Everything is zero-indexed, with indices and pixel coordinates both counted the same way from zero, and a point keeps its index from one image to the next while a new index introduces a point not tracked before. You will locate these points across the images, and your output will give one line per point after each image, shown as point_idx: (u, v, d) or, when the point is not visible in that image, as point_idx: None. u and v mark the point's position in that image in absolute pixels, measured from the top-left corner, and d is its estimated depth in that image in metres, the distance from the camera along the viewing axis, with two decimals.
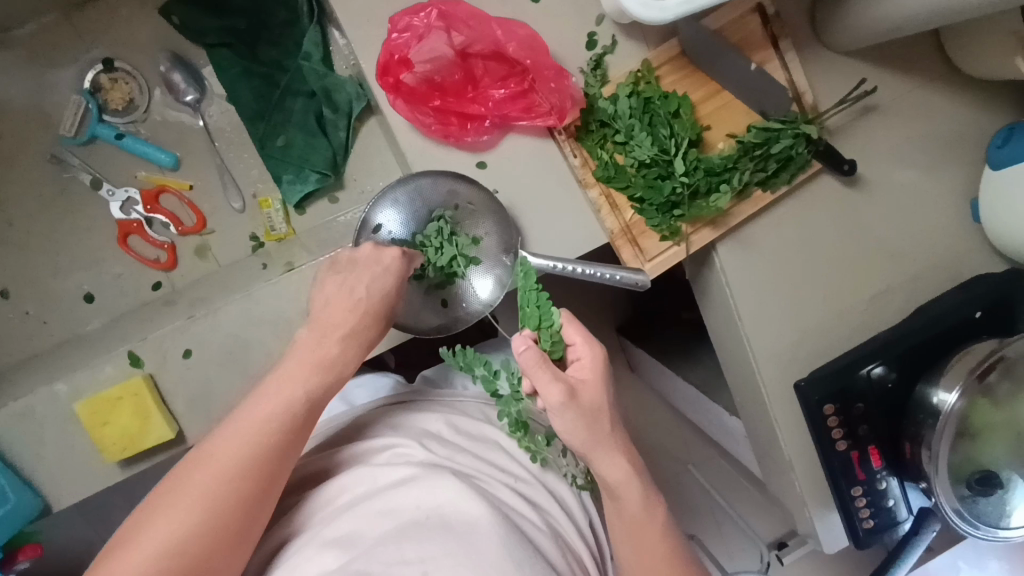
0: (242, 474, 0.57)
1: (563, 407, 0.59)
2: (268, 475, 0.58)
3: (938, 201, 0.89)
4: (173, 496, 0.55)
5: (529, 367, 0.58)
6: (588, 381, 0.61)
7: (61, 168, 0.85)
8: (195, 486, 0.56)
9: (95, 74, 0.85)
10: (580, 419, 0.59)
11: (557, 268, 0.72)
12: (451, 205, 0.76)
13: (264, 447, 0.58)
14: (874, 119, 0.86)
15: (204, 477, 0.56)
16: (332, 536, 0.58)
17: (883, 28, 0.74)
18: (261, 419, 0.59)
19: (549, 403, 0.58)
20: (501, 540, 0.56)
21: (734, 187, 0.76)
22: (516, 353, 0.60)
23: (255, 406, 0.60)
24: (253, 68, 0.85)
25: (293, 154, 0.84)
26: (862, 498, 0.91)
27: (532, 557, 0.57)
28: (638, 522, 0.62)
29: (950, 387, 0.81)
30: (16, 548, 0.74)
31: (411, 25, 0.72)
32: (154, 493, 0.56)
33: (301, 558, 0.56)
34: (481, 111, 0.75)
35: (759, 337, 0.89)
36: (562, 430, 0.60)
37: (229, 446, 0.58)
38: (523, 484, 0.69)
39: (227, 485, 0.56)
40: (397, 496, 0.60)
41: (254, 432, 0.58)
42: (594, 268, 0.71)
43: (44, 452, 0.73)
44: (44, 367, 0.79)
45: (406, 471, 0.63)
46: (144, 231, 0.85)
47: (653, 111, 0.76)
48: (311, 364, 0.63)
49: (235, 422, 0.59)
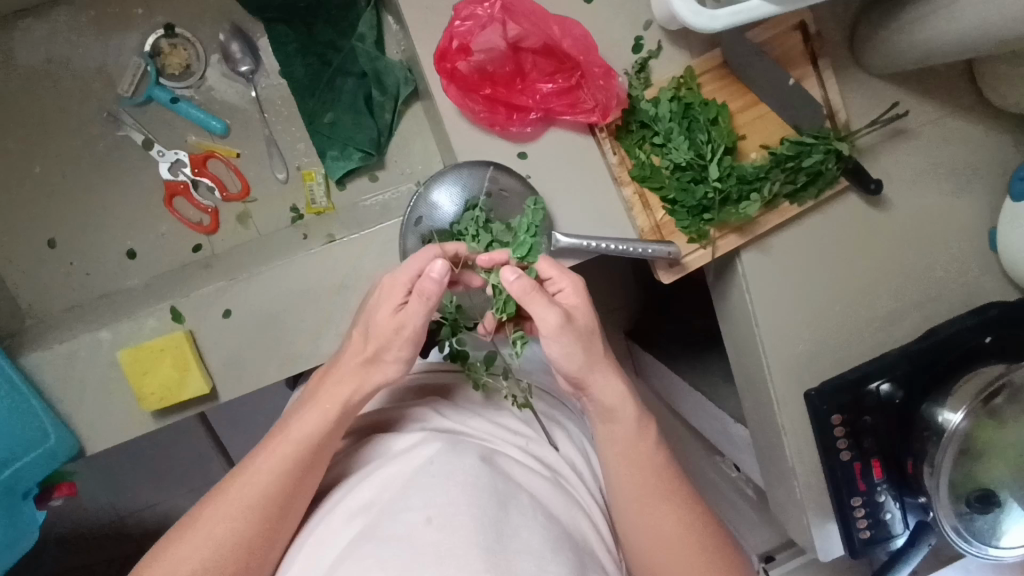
0: (262, 504, 0.61)
1: (559, 331, 0.64)
2: (288, 506, 0.62)
3: (959, 227, 0.92)
4: (214, 509, 0.61)
5: (522, 294, 0.64)
6: (577, 306, 0.66)
7: (116, 126, 0.89)
8: (228, 504, 0.61)
9: (156, 38, 0.88)
10: (575, 341, 0.64)
11: (588, 247, 0.77)
12: (483, 193, 0.77)
13: (285, 478, 0.62)
14: (903, 142, 0.89)
15: (236, 497, 0.62)
16: (354, 503, 0.61)
17: (921, 54, 0.76)
18: (282, 447, 0.63)
19: (546, 328, 0.64)
20: (503, 503, 0.58)
21: (764, 197, 0.79)
22: (508, 285, 0.64)
23: (278, 441, 0.64)
24: (308, 46, 0.88)
25: (339, 132, 0.87)
26: (860, 509, 0.94)
27: (537, 519, 0.59)
28: (631, 448, 0.66)
29: (956, 407, 0.84)
30: (52, 485, 0.79)
31: (474, 15, 0.75)
32: (203, 499, 0.63)
33: (332, 522, 0.60)
34: (529, 103, 0.78)
35: (774, 344, 0.92)
36: (559, 355, 0.65)
37: (255, 475, 0.62)
38: (536, 444, 0.70)
39: (253, 498, 0.61)
40: (410, 457, 0.63)
41: (275, 464, 0.63)
42: (624, 245, 0.77)
43: (83, 396, 0.76)
44: (86, 316, 0.83)
45: (419, 438, 0.66)
46: (190, 194, 0.88)
47: (693, 117, 0.79)
48: (325, 409, 0.65)
49: (263, 450, 0.64)
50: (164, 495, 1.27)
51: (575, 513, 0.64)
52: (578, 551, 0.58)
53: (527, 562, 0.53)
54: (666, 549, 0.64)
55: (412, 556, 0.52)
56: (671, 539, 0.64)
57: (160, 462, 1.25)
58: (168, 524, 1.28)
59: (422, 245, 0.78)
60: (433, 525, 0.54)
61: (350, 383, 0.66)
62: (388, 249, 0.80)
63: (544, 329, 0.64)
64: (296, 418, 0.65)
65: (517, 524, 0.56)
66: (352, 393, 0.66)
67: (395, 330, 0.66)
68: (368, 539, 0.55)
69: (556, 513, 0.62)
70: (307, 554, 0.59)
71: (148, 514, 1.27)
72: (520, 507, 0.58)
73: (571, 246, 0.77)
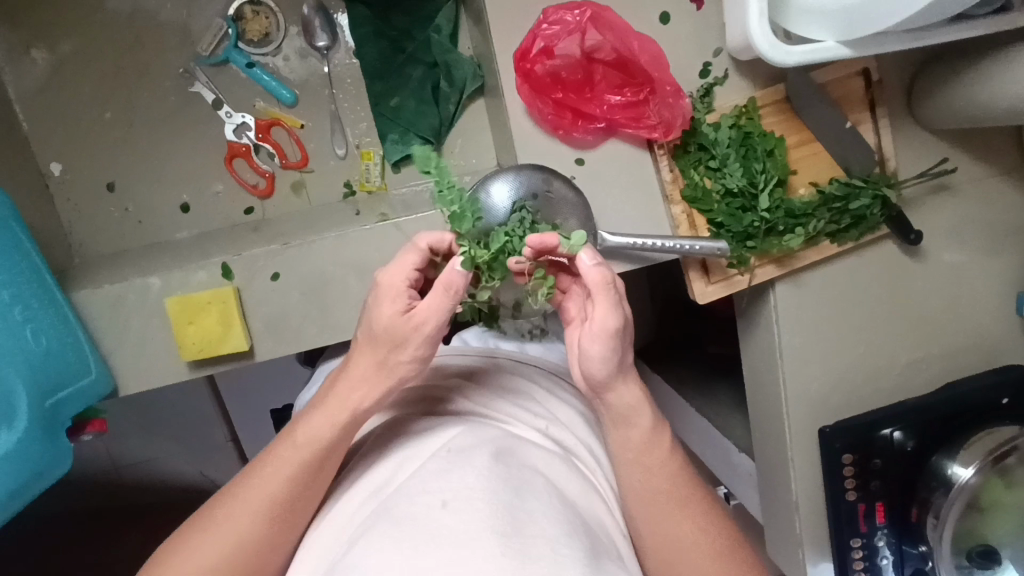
0: (278, 505, 0.61)
1: (612, 336, 0.61)
2: (301, 507, 0.62)
3: (988, 287, 0.94)
4: (231, 505, 0.61)
5: (595, 286, 0.60)
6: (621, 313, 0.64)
7: (190, 82, 0.91)
8: (244, 503, 0.61)
9: (240, 3, 0.90)
10: (614, 350, 0.61)
11: (637, 245, 0.78)
12: (530, 195, 0.77)
13: (297, 480, 0.61)
14: (947, 197, 0.90)
15: (251, 498, 0.61)
16: (375, 479, 0.62)
17: (978, 115, 0.78)
18: (295, 448, 0.62)
19: (603, 326, 0.60)
20: (518, 488, 0.57)
21: (807, 233, 0.81)
22: (584, 264, 0.61)
23: (286, 445, 0.63)
24: (383, 30, 0.90)
25: (402, 117, 0.91)
26: (858, 550, 0.95)
27: (551, 503, 0.58)
28: (642, 443, 0.65)
29: (968, 462, 0.86)
30: (85, 420, 0.81)
31: (562, 20, 0.78)
32: (218, 496, 0.63)
33: (351, 502, 0.61)
34: (595, 112, 0.80)
35: (797, 377, 0.93)
36: (595, 359, 0.61)
37: (268, 472, 0.62)
38: (555, 428, 0.71)
39: (265, 495, 0.61)
40: (427, 437, 0.64)
41: (287, 469, 0.61)
42: (672, 242, 0.78)
43: (126, 336, 0.79)
44: (137, 261, 0.85)
45: (440, 420, 0.67)
46: (250, 157, 0.91)
47: (750, 146, 0.81)
48: (334, 414, 0.63)
49: (274, 453, 0.63)
50: (166, 451, 1.28)
51: (591, 500, 0.64)
52: (591, 537, 0.57)
53: (541, 546, 0.53)
54: (675, 538, 0.64)
55: (427, 537, 0.52)
56: (683, 529, 0.64)
57: (168, 418, 1.26)
58: (166, 480, 1.29)
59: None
60: (448, 508, 0.54)
61: (362, 391, 0.63)
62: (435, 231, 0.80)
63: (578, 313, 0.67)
64: (303, 423, 0.63)
65: (531, 509, 0.56)
66: (364, 398, 0.63)
67: (410, 330, 0.61)
68: (386, 517, 0.55)
69: (572, 499, 0.61)
70: (329, 529, 0.60)
71: (147, 468, 1.28)
72: (537, 493, 0.58)
73: (619, 245, 0.78)
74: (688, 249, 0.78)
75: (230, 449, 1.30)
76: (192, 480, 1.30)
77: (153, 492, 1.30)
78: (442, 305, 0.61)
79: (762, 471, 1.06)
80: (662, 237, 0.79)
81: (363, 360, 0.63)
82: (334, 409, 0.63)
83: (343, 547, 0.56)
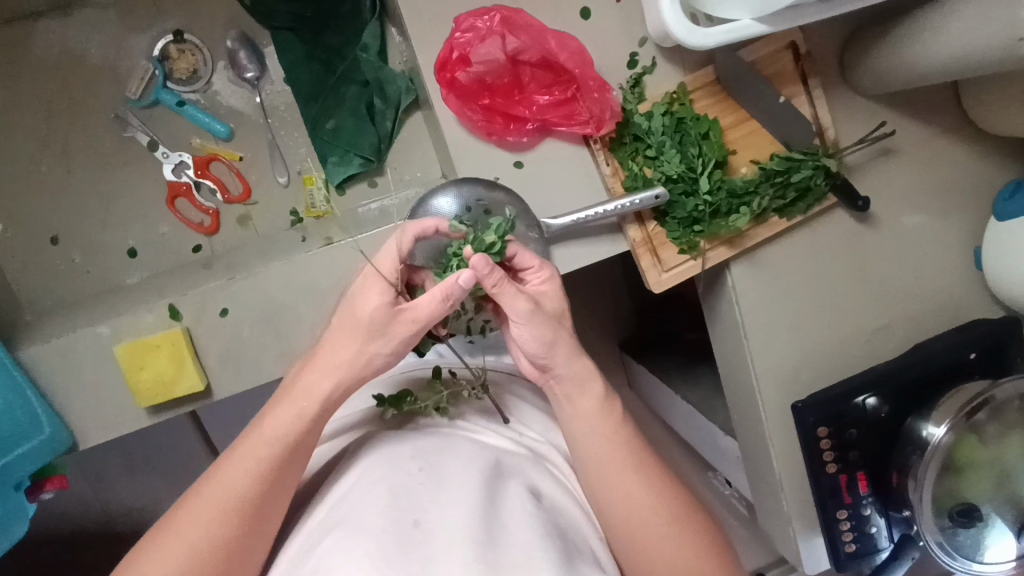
0: (237, 507, 0.59)
1: (531, 317, 0.65)
2: (263, 511, 0.60)
3: (944, 244, 0.94)
4: (190, 512, 0.59)
5: (499, 284, 0.63)
6: (548, 292, 0.72)
7: (122, 126, 0.93)
8: (201, 505, 0.59)
9: (165, 44, 0.93)
10: (547, 325, 0.66)
11: (579, 221, 0.79)
12: (465, 208, 0.78)
13: (249, 487, 0.60)
14: (892, 160, 0.91)
15: (210, 500, 0.59)
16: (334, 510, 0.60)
17: (908, 75, 0.79)
18: (265, 447, 0.61)
19: (518, 314, 0.64)
20: (492, 499, 0.56)
21: (752, 211, 0.81)
22: (476, 275, 0.62)
23: (251, 441, 0.62)
24: (313, 53, 0.93)
25: (341, 138, 0.91)
26: (846, 522, 0.94)
27: (527, 512, 0.57)
28: (600, 434, 0.66)
29: (940, 421, 0.84)
30: (44, 477, 0.82)
31: (474, 27, 0.78)
32: (172, 511, 0.60)
33: (314, 528, 0.59)
34: (526, 114, 0.80)
35: (763, 355, 0.93)
36: (530, 339, 0.66)
37: (230, 475, 0.60)
38: (528, 436, 0.70)
39: (233, 499, 0.59)
40: (397, 446, 0.63)
41: (253, 463, 0.60)
42: (610, 207, 0.79)
43: (79, 388, 0.79)
44: (87, 310, 0.85)
45: (407, 432, 0.67)
46: (192, 195, 0.93)
47: (684, 131, 0.81)
48: (300, 405, 0.63)
49: (232, 457, 0.61)
50: (154, 497, 1.26)
51: (566, 503, 0.64)
52: (566, 542, 0.56)
53: (515, 554, 0.51)
54: (648, 529, 0.63)
55: (396, 549, 0.50)
56: (653, 526, 0.63)
57: (150, 461, 1.25)
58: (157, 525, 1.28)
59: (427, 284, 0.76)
60: (421, 530, 0.53)
61: (307, 392, 0.63)
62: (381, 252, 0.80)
63: (516, 316, 0.65)
64: (271, 416, 0.63)
65: (504, 520, 0.55)
66: (316, 394, 0.63)
67: (396, 325, 0.64)
68: (349, 527, 0.53)
69: (549, 503, 0.61)
70: (289, 557, 0.58)
71: (136, 514, 1.27)
72: (511, 500, 0.58)
73: (564, 225, 0.79)
74: (625, 206, 0.79)
75: None
76: None
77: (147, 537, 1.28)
78: (435, 310, 0.64)
79: (746, 452, 1.06)
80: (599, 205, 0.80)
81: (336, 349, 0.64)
82: (297, 399, 0.63)
83: (298, 568, 0.54)
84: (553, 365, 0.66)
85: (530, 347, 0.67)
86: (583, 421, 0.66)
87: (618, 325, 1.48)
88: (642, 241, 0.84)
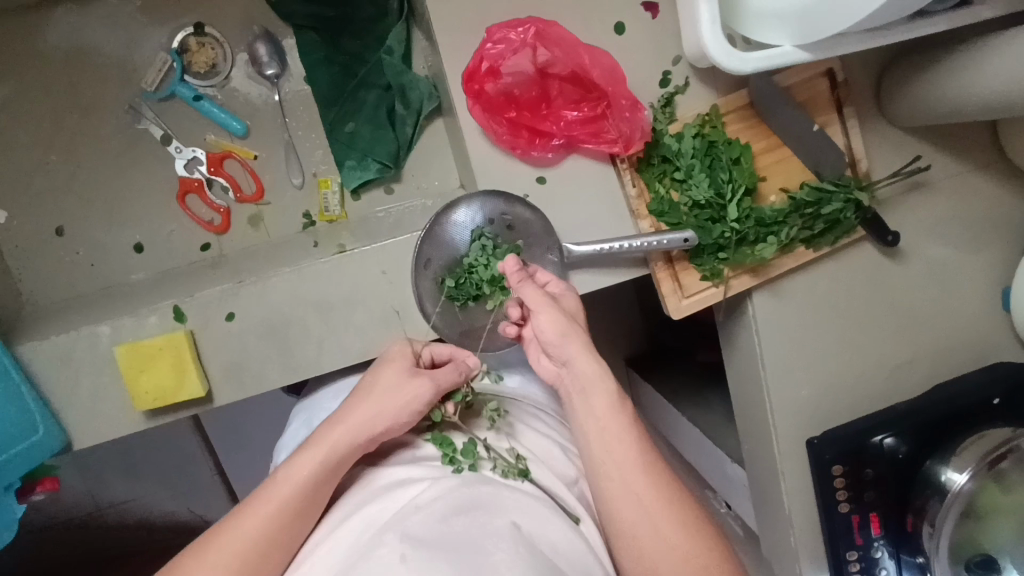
0: (247, 554, 0.56)
1: (548, 304, 0.67)
2: (273, 560, 0.57)
3: (973, 282, 0.91)
4: (200, 554, 0.57)
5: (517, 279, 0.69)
6: (567, 295, 0.71)
7: (137, 119, 0.91)
8: (213, 549, 0.56)
9: (185, 36, 0.91)
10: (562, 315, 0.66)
11: (603, 252, 0.76)
12: (488, 221, 0.78)
13: (262, 535, 0.57)
14: (923, 194, 0.88)
15: (223, 544, 0.57)
16: (324, 559, 0.54)
17: (946, 110, 0.76)
18: (284, 496, 0.59)
19: (535, 302, 0.67)
20: (482, 543, 0.51)
21: (781, 241, 0.78)
22: (506, 268, 0.69)
23: (271, 487, 0.60)
24: (333, 55, 0.91)
25: (359, 142, 0.90)
26: (856, 563, 0.90)
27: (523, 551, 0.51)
28: (611, 431, 0.62)
29: (962, 467, 0.82)
30: (36, 479, 0.80)
31: (506, 39, 0.76)
32: (185, 549, 0.58)
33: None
34: (552, 129, 0.78)
35: (780, 388, 0.90)
36: (546, 327, 0.66)
37: (246, 519, 0.58)
38: (533, 469, 0.65)
39: (245, 546, 0.56)
40: (390, 489, 0.59)
41: (270, 507, 0.58)
42: (637, 241, 0.76)
43: (78, 387, 0.77)
44: (91, 306, 0.83)
45: (400, 469, 0.62)
46: (203, 192, 0.91)
47: (715, 155, 0.78)
48: (323, 456, 0.61)
49: (250, 500, 0.60)
50: (147, 493, 1.24)
51: (573, 542, 0.56)
52: None
53: None
54: (660, 540, 0.58)
55: None
56: (667, 554, 0.57)
57: (145, 458, 1.22)
58: (151, 520, 1.26)
59: (432, 287, 0.77)
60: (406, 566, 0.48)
61: (327, 445, 0.62)
62: (399, 259, 0.78)
63: (536, 305, 0.67)
64: (293, 463, 0.61)
65: (497, 562, 0.49)
66: (341, 442, 0.62)
67: (417, 378, 0.66)
68: None
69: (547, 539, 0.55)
70: None
71: (133, 508, 1.25)
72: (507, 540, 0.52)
73: (586, 252, 0.76)
74: (653, 244, 0.76)
75: (215, 484, 1.26)
76: (177, 517, 1.27)
77: (140, 531, 1.27)
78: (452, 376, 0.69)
79: (754, 484, 1.03)
80: (626, 237, 0.77)
81: (365, 406, 0.64)
82: (318, 446, 0.62)
83: None
84: (566, 359, 0.65)
85: (547, 337, 0.66)
86: (597, 421, 0.63)
87: (626, 343, 1.45)
88: (659, 273, 0.81)
